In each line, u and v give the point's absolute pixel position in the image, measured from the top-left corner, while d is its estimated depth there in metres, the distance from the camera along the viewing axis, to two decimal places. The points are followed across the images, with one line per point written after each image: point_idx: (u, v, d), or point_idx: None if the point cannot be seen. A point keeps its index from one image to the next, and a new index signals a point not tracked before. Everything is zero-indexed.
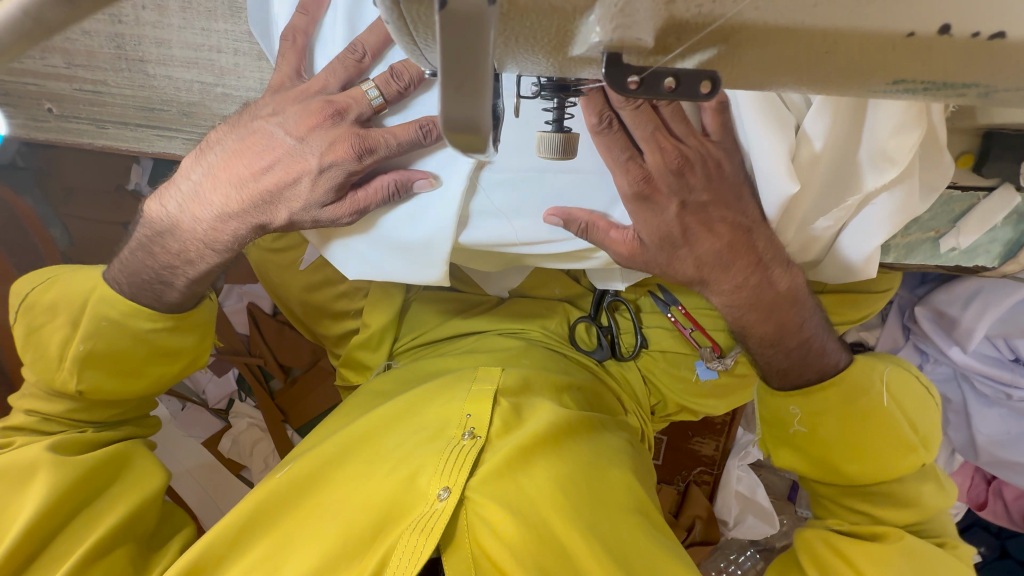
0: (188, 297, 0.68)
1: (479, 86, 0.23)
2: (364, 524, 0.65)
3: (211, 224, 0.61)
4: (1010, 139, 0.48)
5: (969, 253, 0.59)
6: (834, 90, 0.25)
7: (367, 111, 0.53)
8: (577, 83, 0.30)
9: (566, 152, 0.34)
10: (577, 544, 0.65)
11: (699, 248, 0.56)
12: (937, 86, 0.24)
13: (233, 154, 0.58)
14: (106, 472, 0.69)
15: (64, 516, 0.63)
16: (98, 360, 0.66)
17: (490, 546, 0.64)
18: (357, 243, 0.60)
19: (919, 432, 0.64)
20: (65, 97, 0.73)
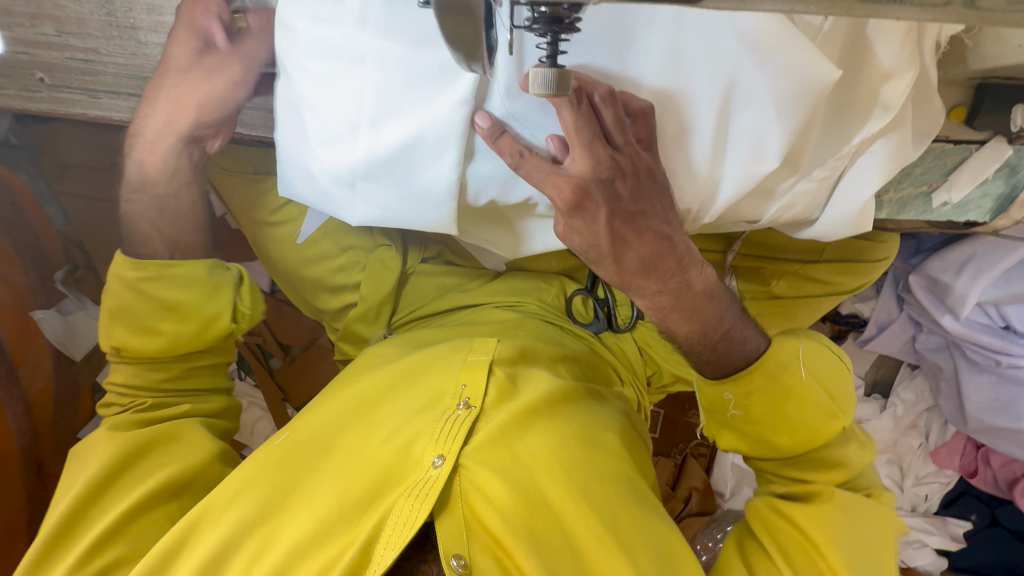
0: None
1: None
2: (360, 489, 0.66)
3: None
4: (1001, 89, 0.48)
5: (961, 208, 0.60)
6: None
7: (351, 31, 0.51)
8: (571, 14, 0.31)
9: (559, 89, 0.34)
10: (567, 509, 0.67)
11: (624, 259, 0.58)
12: None
13: None
14: (159, 441, 0.73)
15: (120, 480, 0.68)
16: (123, 314, 0.74)
17: (484, 513, 0.65)
18: (356, 189, 0.58)
19: (835, 396, 0.66)
20: (58, 66, 0.72)
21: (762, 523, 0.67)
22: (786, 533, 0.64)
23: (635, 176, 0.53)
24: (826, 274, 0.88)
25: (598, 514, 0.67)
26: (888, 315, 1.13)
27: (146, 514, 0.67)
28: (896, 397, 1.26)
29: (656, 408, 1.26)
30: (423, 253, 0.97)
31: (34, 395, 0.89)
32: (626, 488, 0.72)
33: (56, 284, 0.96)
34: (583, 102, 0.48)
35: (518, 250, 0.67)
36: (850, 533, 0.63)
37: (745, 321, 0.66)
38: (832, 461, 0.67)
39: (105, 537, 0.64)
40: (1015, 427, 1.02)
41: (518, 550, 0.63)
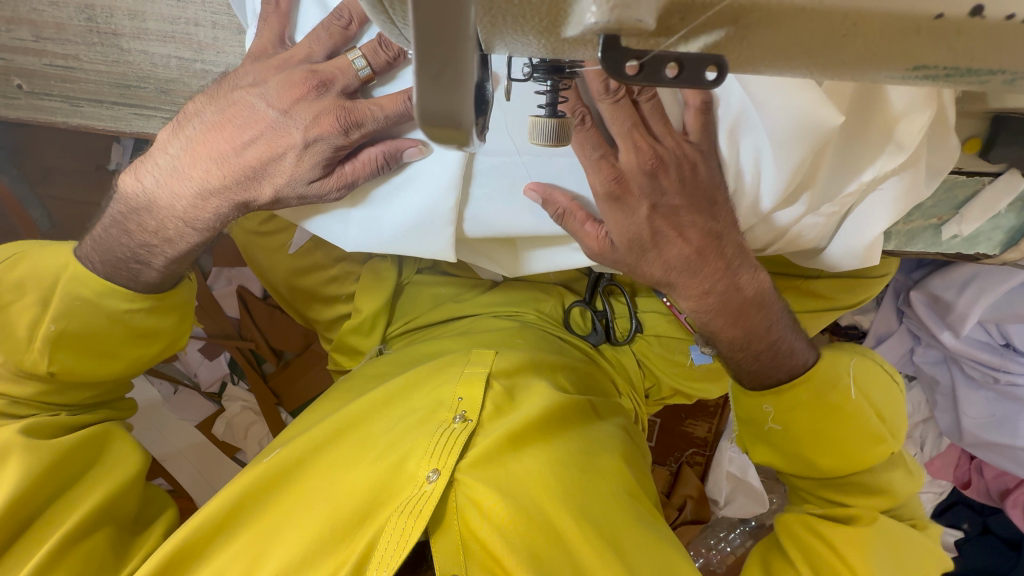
0: (166, 278, 0.64)
1: (458, 76, 0.21)
2: (353, 506, 0.65)
3: (189, 203, 0.58)
4: (1019, 125, 0.46)
5: (971, 240, 0.58)
6: (849, 74, 0.23)
7: (354, 82, 0.51)
8: (573, 63, 0.28)
9: (560, 140, 0.32)
10: (567, 527, 0.65)
11: (665, 253, 0.55)
12: (961, 72, 0.22)
13: (212, 128, 0.55)
14: (80, 455, 0.66)
15: (42, 501, 0.61)
16: (69, 341, 0.62)
17: (483, 533, 0.64)
18: (349, 217, 0.58)
19: (887, 422, 0.64)
20: (34, 73, 0.69)
21: (796, 542, 0.66)
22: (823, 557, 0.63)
23: (678, 169, 0.49)
24: (829, 290, 0.86)
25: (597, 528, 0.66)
26: (888, 327, 1.12)
27: (87, 534, 0.62)
28: None
29: (652, 416, 1.25)
30: (419, 263, 0.96)
31: None
32: (622, 504, 0.71)
33: None
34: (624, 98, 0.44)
35: (519, 268, 0.64)
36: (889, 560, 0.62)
37: (797, 333, 0.64)
38: (877, 487, 0.66)
39: (49, 562, 0.58)
40: (1011, 444, 1.03)
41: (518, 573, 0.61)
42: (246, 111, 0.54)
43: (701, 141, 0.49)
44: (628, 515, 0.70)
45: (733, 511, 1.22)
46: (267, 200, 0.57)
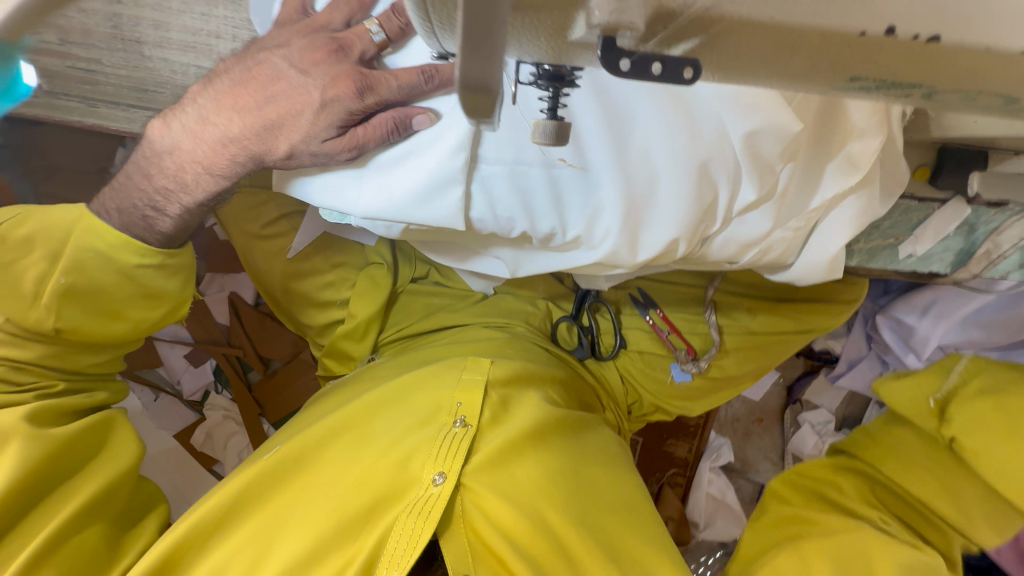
0: (179, 230, 0.67)
1: (494, 47, 0.24)
2: (357, 506, 0.66)
3: (209, 151, 0.60)
4: (960, 154, 0.53)
5: (924, 260, 0.64)
6: (803, 80, 0.28)
7: (370, 49, 0.54)
8: (572, 71, 0.33)
9: (559, 139, 0.36)
10: (570, 535, 0.68)
11: (645, 240, 0.56)
12: (886, 83, 0.26)
13: (238, 83, 0.58)
14: (80, 445, 0.66)
15: (38, 489, 0.61)
16: (77, 295, 0.65)
17: (484, 532, 0.67)
18: (363, 179, 0.57)
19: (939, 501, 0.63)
20: (56, 73, 0.72)
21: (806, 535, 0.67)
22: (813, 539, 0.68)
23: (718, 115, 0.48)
24: (799, 311, 0.92)
25: (599, 544, 0.68)
26: (858, 353, 1.19)
27: (78, 530, 0.61)
28: (864, 432, 1.22)
29: (634, 435, 1.27)
30: (412, 273, 0.99)
31: None
32: (613, 510, 0.74)
33: None
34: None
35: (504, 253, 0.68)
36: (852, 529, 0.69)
37: None
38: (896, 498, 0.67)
39: (44, 553, 0.57)
40: None
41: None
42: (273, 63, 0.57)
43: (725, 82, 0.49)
44: (625, 515, 0.74)
45: (712, 535, 1.24)
46: (280, 156, 0.58)
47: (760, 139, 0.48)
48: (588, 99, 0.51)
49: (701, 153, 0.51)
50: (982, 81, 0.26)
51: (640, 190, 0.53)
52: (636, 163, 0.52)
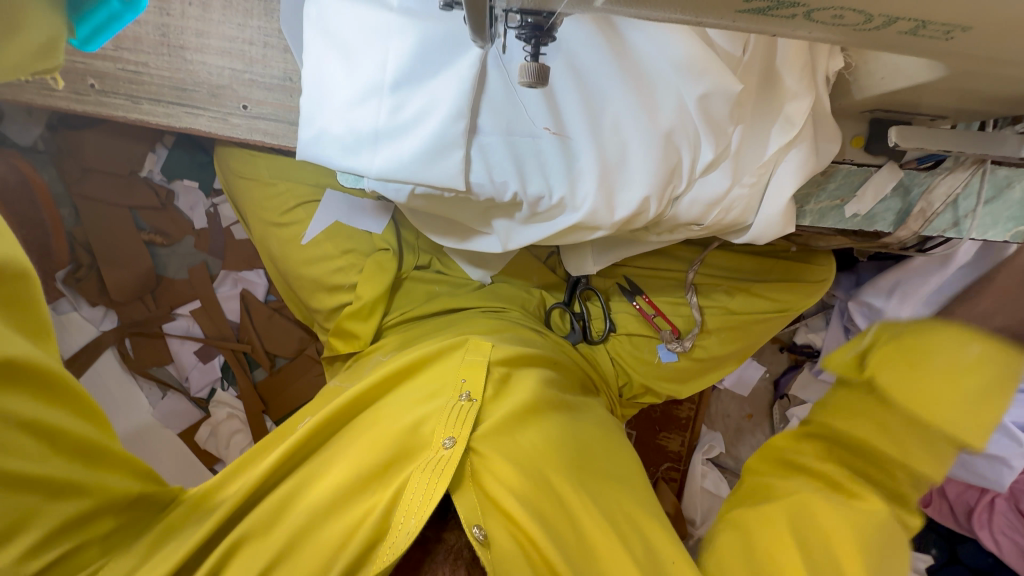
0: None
1: None
2: (373, 464, 0.69)
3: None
4: (885, 123, 0.64)
5: (870, 219, 0.71)
6: (712, 10, 0.35)
7: None
8: (549, 23, 0.42)
9: (539, 78, 0.45)
10: (572, 493, 0.73)
11: (615, 199, 0.64)
12: (775, 4, 0.34)
13: None
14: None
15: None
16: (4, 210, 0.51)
17: (494, 491, 0.70)
18: (377, 145, 0.65)
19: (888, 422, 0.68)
20: (107, 75, 0.83)
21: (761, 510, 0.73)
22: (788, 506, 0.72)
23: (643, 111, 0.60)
24: (775, 291, 0.99)
25: (600, 508, 0.73)
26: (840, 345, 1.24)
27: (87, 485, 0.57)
28: None
29: (627, 429, 1.31)
30: (415, 261, 1.06)
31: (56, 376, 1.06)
32: (611, 477, 0.79)
33: (57, 281, 1.12)
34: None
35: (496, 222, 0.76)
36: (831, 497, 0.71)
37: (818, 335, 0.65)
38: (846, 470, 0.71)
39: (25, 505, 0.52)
40: None
41: (535, 529, 0.67)
42: None
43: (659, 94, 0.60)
44: (618, 481, 0.79)
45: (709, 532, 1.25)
46: None
47: (710, 98, 0.58)
48: (561, 67, 0.60)
49: (663, 121, 0.60)
50: (845, 5, 0.33)
51: (613, 154, 0.62)
52: (609, 130, 0.62)
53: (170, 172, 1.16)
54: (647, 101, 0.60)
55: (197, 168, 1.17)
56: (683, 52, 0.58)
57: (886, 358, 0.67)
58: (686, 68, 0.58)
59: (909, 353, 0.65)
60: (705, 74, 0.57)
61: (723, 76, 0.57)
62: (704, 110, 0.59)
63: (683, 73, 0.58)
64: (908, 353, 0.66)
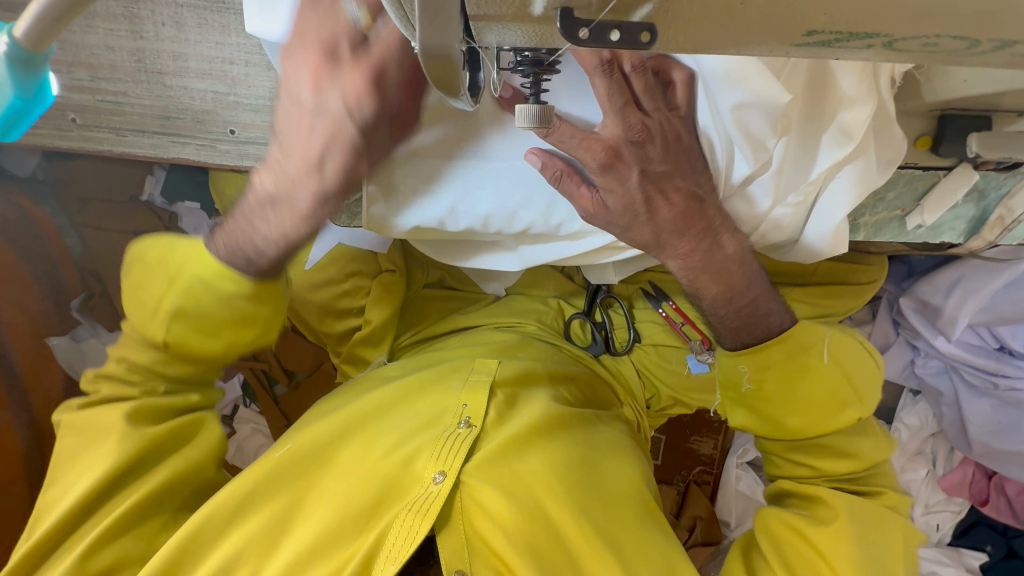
0: (279, 267, 0.58)
1: (450, 13, 0.23)
2: (361, 502, 0.66)
3: (306, 201, 0.52)
4: (961, 120, 0.52)
5: (936, 230, 0.62)
6: (761, 46, 0.27)
7: (356, 34, 0.46)
8: (551, 57, 0.34)
9: (544, 122, 0.38)
10: (570, 526, 0.67)
11: (658, 217, 0.57)
12: (845, 36, 0.26)
13: (291, 130, 0.49)
14: (169, 443, 0.67)
15: (115, 482, 0.63)
16: (186, 315, 0.58)
17: (483, 528, 0.66)
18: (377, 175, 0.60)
19: (858, 389, 0.66)
20: (87, 108, 0.78)
21: (771, 538, 0.67)
22: (796, 548, 0.65)
23: (663, 139, 0.53)
24: (822, 297, 0.89)
25: (598, 532, 0.67)
26: (886, 339, 1.12)
27: (157, 506, 0.65)
28: (900, 423, 1.19)
29: (657, 433, 1.26)
30: (425, 277, 1.03)
31: (44, 421, 0.97)
32: (624, 506, 0.72)
33: (73, 310, 1.09)
34: (616, 71, 0.48)
35: (519, 245, 0.67)
36: (858, 537, 0.63)
37: (773, 295, 0.66)
38: (837, 451, 0.69)
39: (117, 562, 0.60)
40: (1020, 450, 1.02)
41: (522, 567, 0.63)
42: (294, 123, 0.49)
43: (688, 114, 0.53)
44: (626, 500, 0.73)
45: None
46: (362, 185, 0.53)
47: (750, 120, 0.48)
48: (572, 85, 0.53)
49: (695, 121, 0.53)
50: (940, 32, 0.25)
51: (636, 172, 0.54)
52: None
53: (170, 194, 1.14)
54: (684, 104, 0.52)
55: (197, 188, 1.13)
56: (716, 59, 0.47)
57: (771, 379, 0.66)
58: (724, 82, 0.48)
59: (788, 368, 0.65)
60: (745, 89, 0.47)
61: (768, 93, 0.46)
62: (748, 135, 0.49)
63: (710, 94, 0.50)
64: (800, 374, 0.65)
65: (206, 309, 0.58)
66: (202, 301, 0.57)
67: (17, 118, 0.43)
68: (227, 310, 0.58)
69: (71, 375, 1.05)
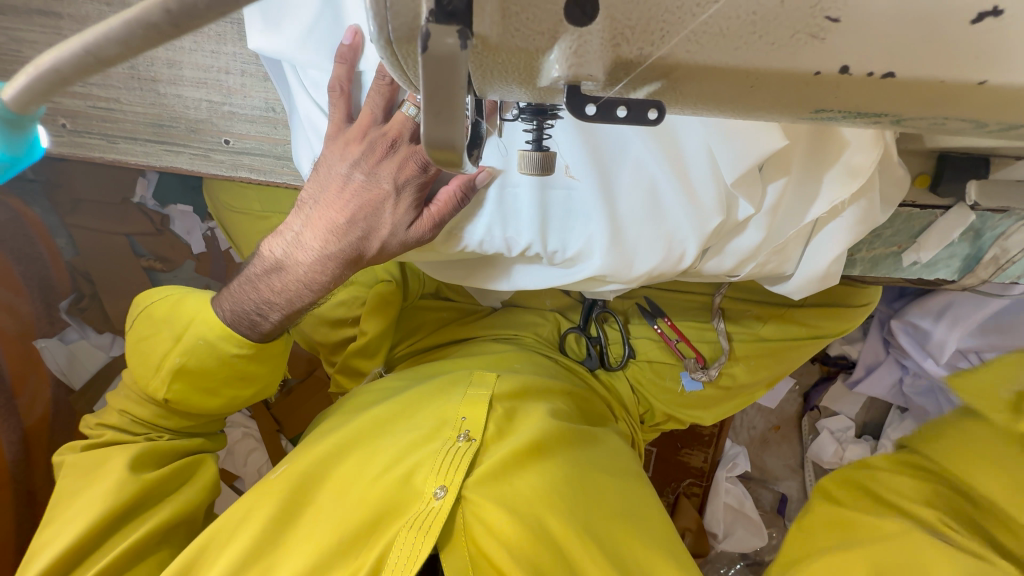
0: (281, 328, 0.66)
1: (455, 112, 0.23)
2: (359, 519, 0.66)
3: (309, 267, 0.60)
4: (959, 161, 0.52)
5: (930, 267, 0.63)
6: (769, 118, 0.27)
7: (413, 130, 0.53)
8: (553, 107, 0.34)
9: (544, 169, 0.37)
10: (574, 545, 0.66)
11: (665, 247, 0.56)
12: (854, 115, 0.25)
13: (324, 203, 0.58)
14: (167, 483, 0.74)
15: (112, 526, 0.68)
16: (191, 372, 0.66)
17: (486, 544, 0.65)
18: None
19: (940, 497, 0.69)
20: (78, 113, 0.77)
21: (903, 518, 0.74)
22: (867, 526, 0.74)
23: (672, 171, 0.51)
24: (814, 319, 0.91)
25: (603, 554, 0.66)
26: (876, 357, 1.15)
27: (153, 547, 0.69)
28: (886, 438, 1.20)
29: (648, 445, 1.26)
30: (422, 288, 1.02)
31: (32, 423, 0.95)
32: (616, 515, 0.72)
33: (61, 312, 1.08)
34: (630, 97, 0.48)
35: (516, 269, 0.66)
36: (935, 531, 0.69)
37: None
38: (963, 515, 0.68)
39: None
40: None
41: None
42: (332, 197, 0.58)
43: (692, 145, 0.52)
44: (624, 515, 0.73)
45: (732, 545, 1.24)
46: (375, 251, 0.59)
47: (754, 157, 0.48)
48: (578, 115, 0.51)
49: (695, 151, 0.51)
50: (949, 116, 0.25)
51: (642, 204, 0.53)
52: (632, 187, 0.53)
53: (162, 198, 1.12)
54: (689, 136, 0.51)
55: (190, 192, 1.12)
56: None
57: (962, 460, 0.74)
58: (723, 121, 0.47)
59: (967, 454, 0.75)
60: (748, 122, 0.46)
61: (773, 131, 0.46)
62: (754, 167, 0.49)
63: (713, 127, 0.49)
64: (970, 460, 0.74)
65: (208, 367, 0.66)
66: (206, 361, 0.65)
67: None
68: (225, 365, 0.66)
69: (59, 376, 1.05)
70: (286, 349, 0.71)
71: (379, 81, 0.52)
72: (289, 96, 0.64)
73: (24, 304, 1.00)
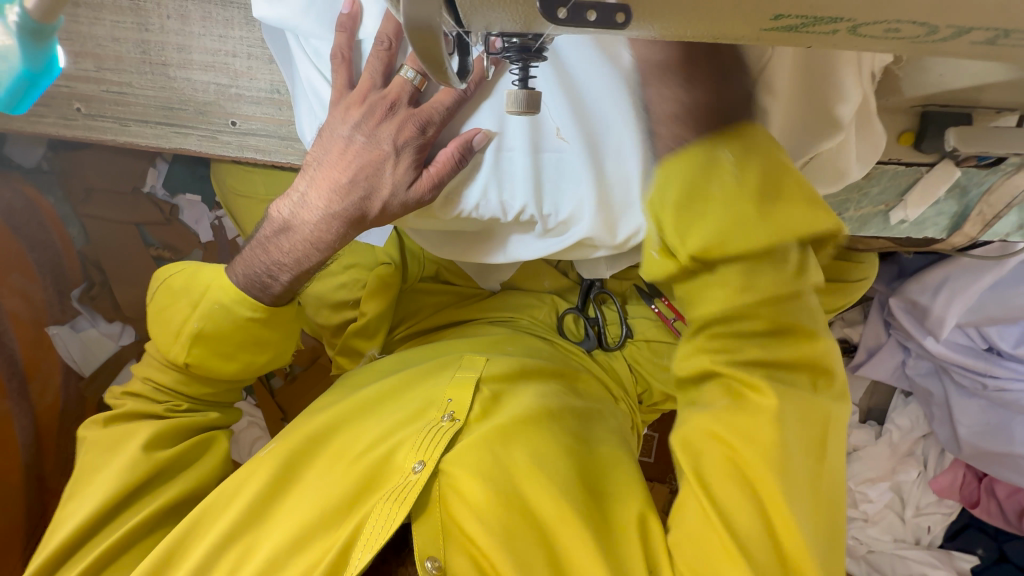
0: (288, 293, 0.68)
1: None
2: (341, 494, 0.67)
3: (314, 228, 0.63)
4: (942, 116, 0.53)
5: (919, 225, 0.65)
6: (732, 28, 0.28)
7: (411, 93, 0.56)
8: (537, 44, 0.36)
9: (530, 106, 0.40)
10: (548, 512, 0.63)
11: None
12: (811, 19, 0.27)
13: (330, 165, 0.61)
14: (179, 458, 0.75)
15: (126, 498, 0.70)
16: (203, 340, 0.68)
17: (462, 516, 0.64)
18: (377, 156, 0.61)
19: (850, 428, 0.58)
20: (92, 97, 0.81)
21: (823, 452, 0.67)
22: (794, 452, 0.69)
23: None
24: None
25: (585, 517, 0.62)
26: (877, 340, 1.14)
27: (162, 520, 0.71)
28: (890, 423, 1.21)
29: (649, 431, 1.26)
30: (421, 271, 1.04)
31: (42, 410, 0.98)
32: (605, 488, 0.68)
33: (73, 300, 1.10)
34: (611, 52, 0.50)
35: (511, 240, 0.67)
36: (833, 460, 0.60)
37: None
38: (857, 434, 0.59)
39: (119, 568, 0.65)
40: (1009, 452, 1.02)
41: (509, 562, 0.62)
42: (337, 158, 0.60)
43: None
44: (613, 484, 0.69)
45: None
46: (376, 211, 0.61)
47: None
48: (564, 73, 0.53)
49: None
50: (900, 17, 0.26)
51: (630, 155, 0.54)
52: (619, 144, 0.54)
53: (171, 186, 1.14)
54: None
55: (199, 181, 1.14)
56: None
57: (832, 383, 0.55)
58: None
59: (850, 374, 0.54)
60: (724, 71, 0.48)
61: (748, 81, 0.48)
62: None
63: None
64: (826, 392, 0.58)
65: (220, 332, 0.68)
66: (220, 324, 0.67)
67: (27, 88, 0.46)
68: (234, 330, 0.68)
69: (71, 364, 1.07)
70: (296, 317, 0.73)
71: (378, 45, 0.55)
72: (292, 70, 0.67)
73: (39, 292, 1.04)
